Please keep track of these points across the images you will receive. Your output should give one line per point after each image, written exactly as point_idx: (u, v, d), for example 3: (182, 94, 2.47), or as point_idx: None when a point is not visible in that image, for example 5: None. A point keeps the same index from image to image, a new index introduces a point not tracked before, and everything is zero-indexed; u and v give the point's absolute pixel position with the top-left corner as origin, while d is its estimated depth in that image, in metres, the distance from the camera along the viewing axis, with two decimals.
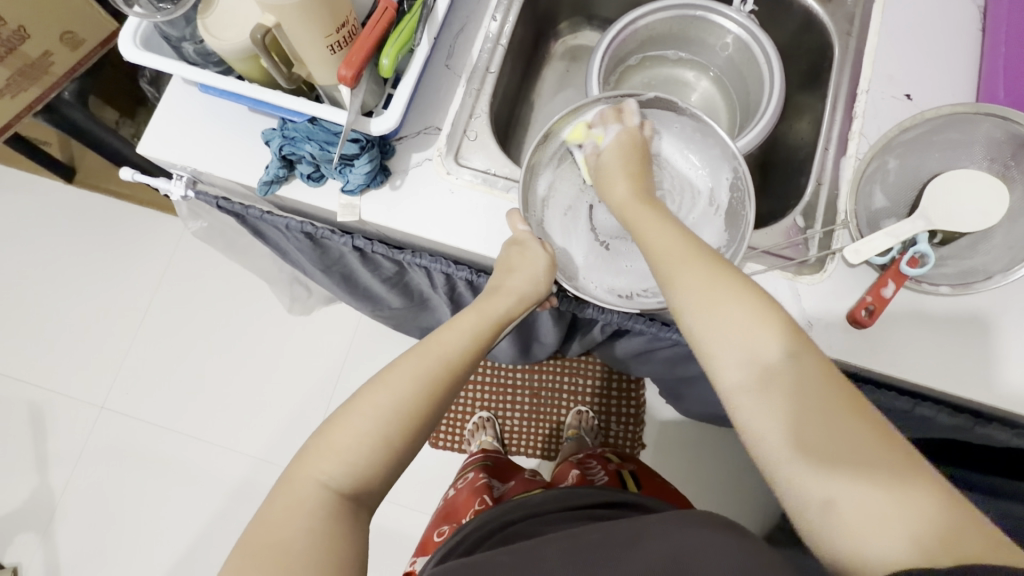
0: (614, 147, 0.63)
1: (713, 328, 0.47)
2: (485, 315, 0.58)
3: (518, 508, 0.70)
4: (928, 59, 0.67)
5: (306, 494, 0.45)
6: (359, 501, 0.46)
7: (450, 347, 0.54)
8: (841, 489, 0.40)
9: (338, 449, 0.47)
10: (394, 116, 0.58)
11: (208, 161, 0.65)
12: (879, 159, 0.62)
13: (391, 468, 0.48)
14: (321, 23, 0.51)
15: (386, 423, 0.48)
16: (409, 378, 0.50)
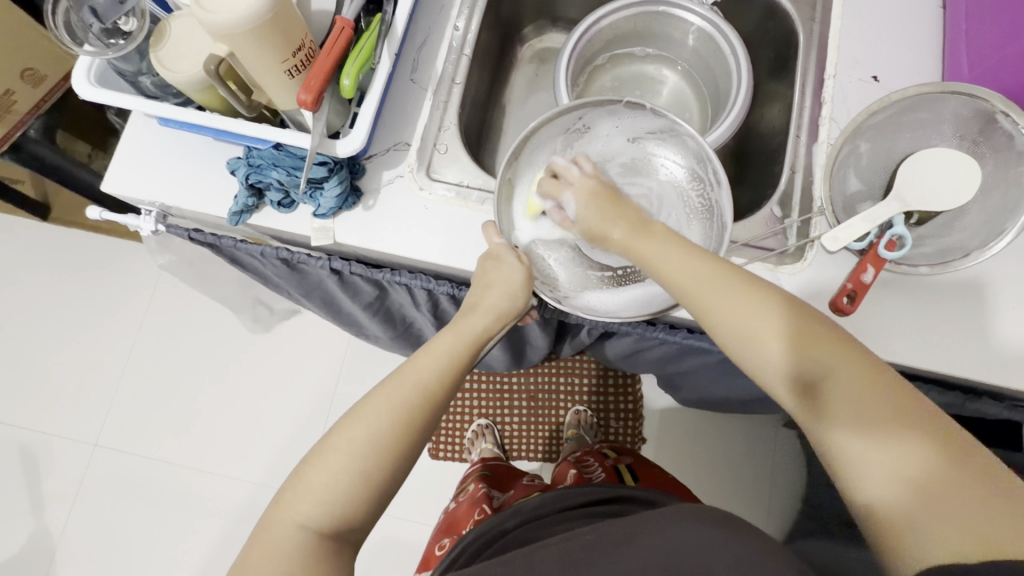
0: (581, 194, 0.59)
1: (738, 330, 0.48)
2: (462, 338, 0.57)
3: (513, 514, 0.69)
4: (892, 40, 0.67)
5: (286, 539, 0.44)
6: (343, 538, 0.46)
7: (427, 373, 0.53)
8: (890, 476, 0.39)
9: (317, 489, 0.46)
10: (360, 136, 0.57)
11: (175, 194, 0.64)
12: (850, 143, 0.62)
13: (373, 504, 0.48)
14: (275, 48, 0.50)
15: (362, 459, 0.47)
16: (386, 411, 0.49)
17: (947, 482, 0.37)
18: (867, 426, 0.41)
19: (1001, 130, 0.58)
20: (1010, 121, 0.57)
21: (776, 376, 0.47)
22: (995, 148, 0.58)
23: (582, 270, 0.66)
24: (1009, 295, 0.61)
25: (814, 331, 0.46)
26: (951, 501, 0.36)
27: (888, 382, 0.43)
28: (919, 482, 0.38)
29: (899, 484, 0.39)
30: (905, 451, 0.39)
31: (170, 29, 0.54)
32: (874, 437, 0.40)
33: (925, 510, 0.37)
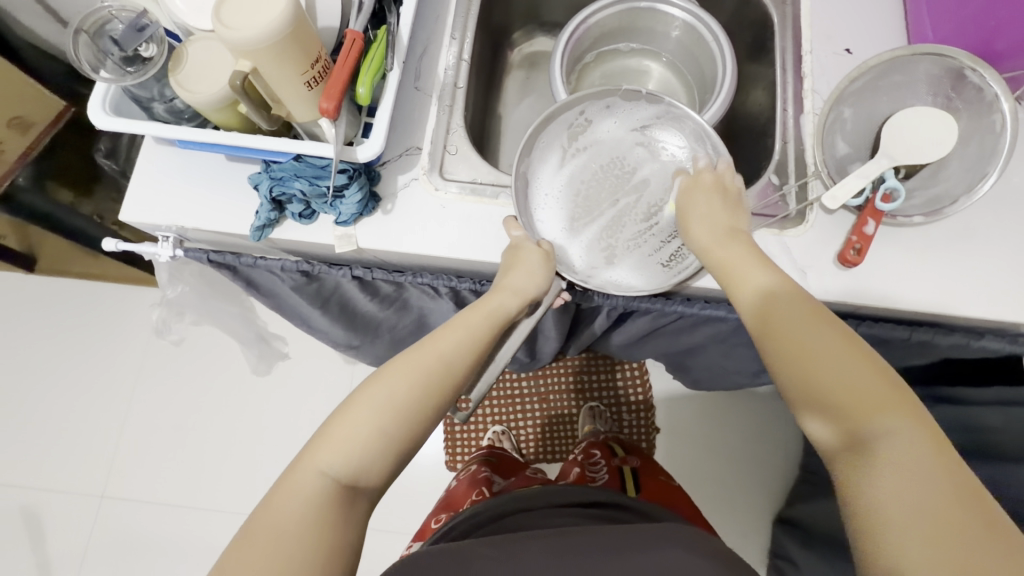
0: (721, 177, 0.63)
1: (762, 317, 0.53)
2: (487, 315, 0.60)
3: (504, 502, 0.73)
4: (859, 15, 0.73)
5: (307, 481, 0.48)
6: (359, 492, 0.49)
7: (451, 347, 0.57)
8: (915, 510, 0.40)
9: (340, 442, 0.49)
10: (378, 141, 0.59)
11: (194, 216, 0.64)
12: (834, 109, 0.67)
13: (390, 462, 0.51)
14: (296, 61, 0.52)
15: (382, 419, 0.51)
16: (413, 378, 0.54)
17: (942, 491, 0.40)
18: (906, 466, 0.41)
19: (970, 84, 0.62)
20: (977, 75, 0.61)
21: (819, 404, 0.47)
22: (967, 101, 0.63)
23: (605, 255, 0.67)
24: (999, 236, 0.65)
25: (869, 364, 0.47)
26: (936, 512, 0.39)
27: (931, 430, 0.43)
28: (939, 524, 0.39)
29: (920, 518, 0.39)
30: (935, 493, 0.40)
31: (187, 53, 0.55)
32: (905, 468, 0.41)
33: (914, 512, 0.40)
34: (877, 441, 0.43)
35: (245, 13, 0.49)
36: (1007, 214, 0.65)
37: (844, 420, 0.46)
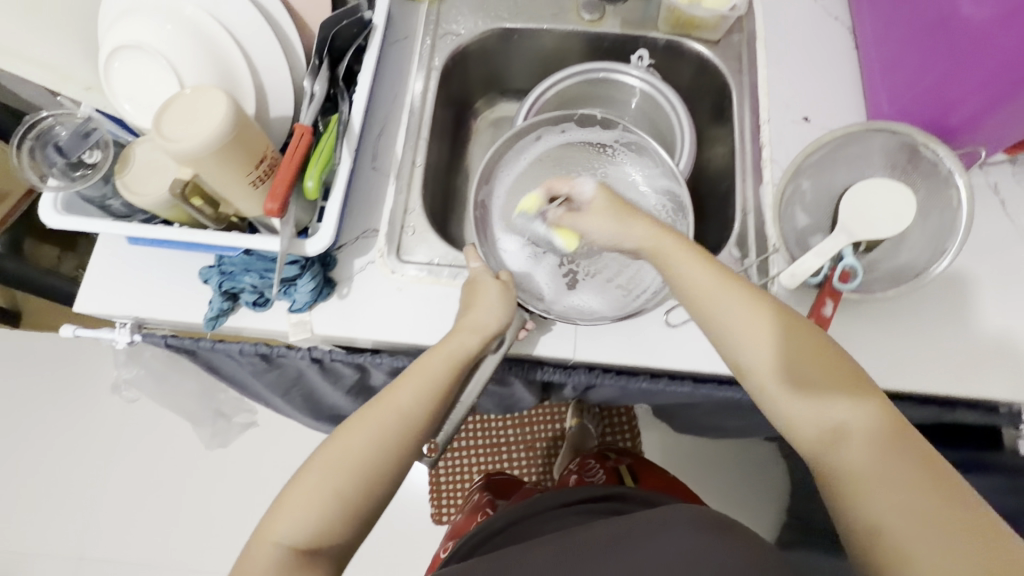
0: (597, 196, 0.62)
1: (733, 340, 0.53)
2: (448, 359, 0.57)
3: (520, 508, 0.74)
4: (814, 85, 0.73)
5: (263, 552, 0.48)
6: (321, 556, 0.49)
7: (411, 399, 0.54)
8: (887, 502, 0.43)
9: (295, 508, 0.49)
10: (327, 234, 0.59)
11: (145, 306, 0.63)
12: (793, 182, 0.65)
13: (351, 523, 0.50)
14: (238, 165, 0.52)
15: (336, 481, 0.50)
16: (370, 436, 0.52)
17: (911, 481, 0.43)
18: (874, 456, 0.45)
19: (926, 159, 0.61)
20: (931, 151, 0.61)
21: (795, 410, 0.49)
22: (923, 174, 0.62)
23: (569, 281, 0.70)
24: (960, 307, 0.64)
25: (841, 384, 0.49)
26: (910, 497, 0.42)
27: (914, 444, 0.45)
28: (921, 511, 0.41)
29: (892, 506, 0.43)
30: (922, 481, 0.43)
31: (133, 154, 0.56)
32: (880, 486, 0.44)
33: (898, 509, 0.42)
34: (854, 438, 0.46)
35: (184, 125, 0.49)
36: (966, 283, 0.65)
37: (825, 420, 0.48)
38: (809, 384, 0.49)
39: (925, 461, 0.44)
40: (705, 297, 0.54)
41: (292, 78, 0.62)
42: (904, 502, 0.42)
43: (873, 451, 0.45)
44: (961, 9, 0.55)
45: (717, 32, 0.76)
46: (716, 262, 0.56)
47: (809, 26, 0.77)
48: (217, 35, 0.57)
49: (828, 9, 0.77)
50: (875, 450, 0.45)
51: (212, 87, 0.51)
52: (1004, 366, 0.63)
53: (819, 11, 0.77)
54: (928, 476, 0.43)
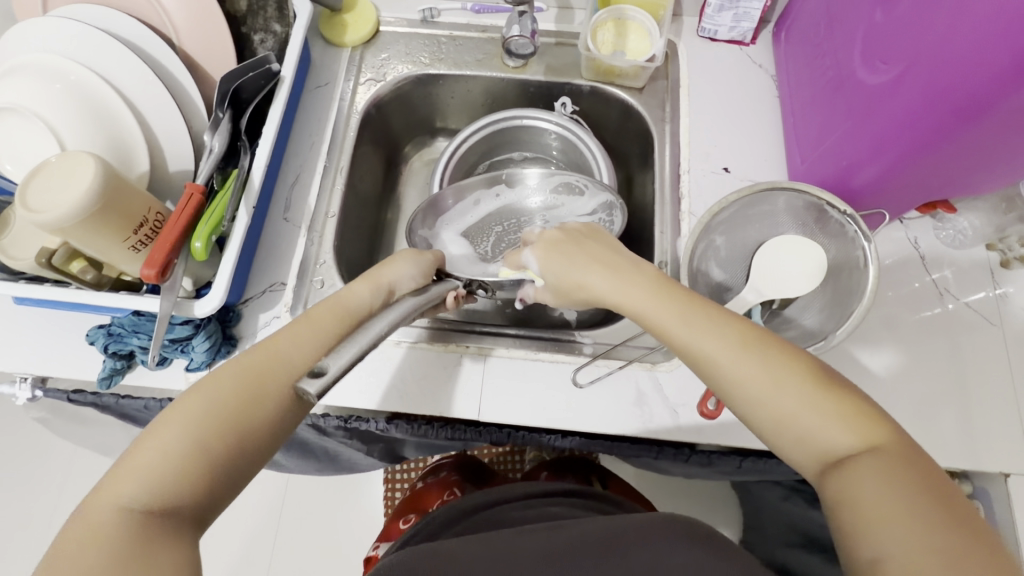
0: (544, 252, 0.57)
1: (696, 354, 0.45)
2: (338, 313, 0.49)
3: (483, 497, 0.71)
4: (734, 135, 0.72)
5: (102, 521, 0.34)
6: (189, 522, 0.36)
7: (302, 346, 0.45)
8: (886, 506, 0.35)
9: (152, 461, 0.36)
10: (218, 294, 0.57)
11: (35, 366, 0.61)
12: (705, 238, 0.64)
13: (228, 486, 0.38)
14: (113, 232, 0.50)
15: (209, 429, 0.38)
16: (248, 383, 0.41)
17: (916, 502, 0.35)
18: (886, 482, 0.36)
19: (833, 219, 0.60)
20: (837, 212, 0.59)
21: (769, 416, 0.41)
22: (830, 234, 0.61)
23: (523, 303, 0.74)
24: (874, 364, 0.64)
25: (804, 388, 0.41)
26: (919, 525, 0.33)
27: (904, 456, 0.37)
28: (925, 519, 0.34)
29: (910, 538, 0.33)
30: (914, 483, 0.36)
31: (12, 217, 0.55)
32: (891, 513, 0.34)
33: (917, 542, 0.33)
34: (837, 443, 0.39)
35: (47, 196, 0.48)
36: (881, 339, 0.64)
37: (801, 430, 0.40)
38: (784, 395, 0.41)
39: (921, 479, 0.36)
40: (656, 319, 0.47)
41: (190, 133, 0.61)
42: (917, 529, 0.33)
43: (876, 481, 0.36)
44: (857, 71, 0.55)
45: (639, 80, 0.75)
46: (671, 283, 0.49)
47: (732, 74, 0.76)
48: (107, 95, 0.57)
49: (753, 58, 0.77)
50: (879, 477, 0.36)
51: (81, 153, 0.50)
52: (924, 429, 0.61)
53: (742, 60, 0.77)
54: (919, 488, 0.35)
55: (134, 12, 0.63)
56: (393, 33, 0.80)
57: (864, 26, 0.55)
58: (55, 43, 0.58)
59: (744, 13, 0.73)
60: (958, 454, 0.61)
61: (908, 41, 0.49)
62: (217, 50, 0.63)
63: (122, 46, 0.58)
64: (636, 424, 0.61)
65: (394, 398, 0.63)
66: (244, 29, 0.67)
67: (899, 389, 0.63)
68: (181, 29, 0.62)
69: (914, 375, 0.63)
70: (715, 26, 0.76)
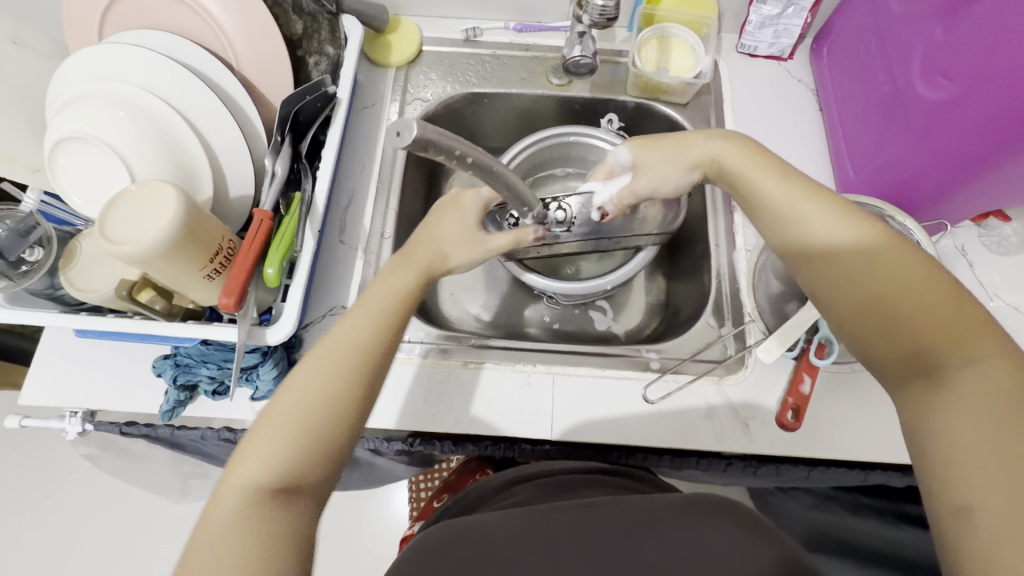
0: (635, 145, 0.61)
1: (789, 229, 0.49)
2: (397, 296, 0.51)
3: (526, 469, 0.64)
4: (782, 149, 0.74)
5: (225, 501, 0.41)
6: (295, 497, 0.43)
7: (361, 334, 0.48)
8: (976, 428, 0.37)
9: (257, 451, 0.43)
10: (289, 322, 0.56)
11: (94, 399, 0.60)
12: (766, 251, 0.66)
13: (319, 464, 0.44)
14: (192, 260, 0.50)
15: (302, 419, 0.44)
16: (320, 378, 0.46)
17: (1008, 411, 0.36)
18: (981, 388, 0.38)
19: (894, 230, 0.61)
20: (897, 223, 0.60)
21: (862, 295, 0.44)
22: None
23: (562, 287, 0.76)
24: None
25: (915, 279, 0.43)
26: (997, 424, 0.36)
27: (1011, 368, 0.38)
28: (1012, 450, 0.35)
29: (982, 433, 0.36)
30: (1015, 408, 0.36)
31: (79, 249, 0.54)
32: (973, 405, 0.37)
33: (990, 434, 0.36)
34: (934, 356, 0.40)
35: (129, 227, 0.46)
36: None
37: (901, 336, 0.42)
38: (882, 284, 0.43)
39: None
40: (753, 203, 0.52)
41: (252, 158, 0.60)
42: (995, 429, 0.36)
43: (981, 383, 0.38)
44: (915, 87, 0.57)
45: (685, 96, 0.76)
46: (784, 168, 0.52)
47: (775, 89, 0.78)
48: (171, 121, 0.56)
49: (792, 72, 0.78)
50: (985, 382, 0.38)
51: (160, 182, 0.49)
52: None
53: (783, 74, 0.78)
54: (1014, 399, 0.37)
55: (192, 37, 0.62)
56: (436, 53, 0.79)
57: (923, 43, 0.56)
58: (115, 70, 0.57)
59: (784, 29, 0.75)
60: None
61: (975, 59, 0.50)
62: (275, 74, 0.62)
63: (183, 70, 0.57)
64: (707, 438, 0.62)
65: (464, 419, 0.63)
66: (299, 53, 0.66)
67: None
68: (239, 53, 0.61)
69: None
70: (756, 42, 0.77)
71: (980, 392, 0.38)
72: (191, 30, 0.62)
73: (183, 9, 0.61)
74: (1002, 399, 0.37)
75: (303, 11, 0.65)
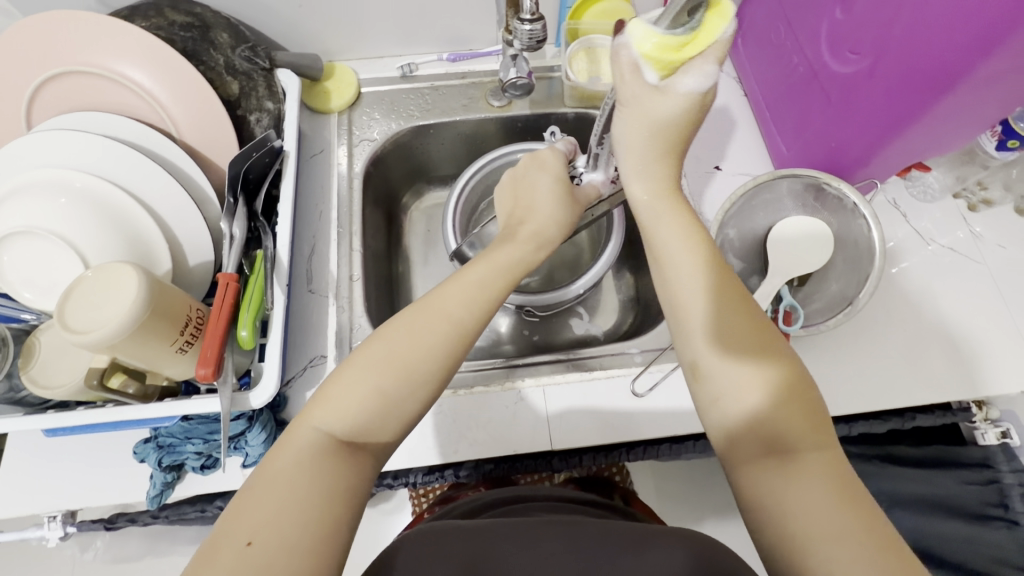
0: (688, 95, 0.52)
1: (675, 282, 0.48)
2: (498, 267, 0.51)
3: (516, 491, 0.63)
4: (717, 134, 0.78)
5: (300, 438, 0.41)
6: (360, 453, 0.41)
7: (458, 303, 0.47)
8: (822, 506, 0.38)
9: (342, 398, 0.42)
10: (271, 382, 0.55)
11: (71, 498, 0.57)
12: (720, 234, 0.68)
13: (395, 425, 0.43)
14: (161, 337, 0.48)
15: (388, 378, 0.43)
16: (421, 338, 0.44)
17: (846, 519, 0.37)
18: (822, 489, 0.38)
19: (831, 195, 0.67)
20: (835, 188, 0.66)
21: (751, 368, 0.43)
22: (832, 210, 0.67)
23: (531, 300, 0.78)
24: (892, 319, 0.70)
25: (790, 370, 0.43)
26: (836, 526, 0.37)
27: (850, 482, 0.39)
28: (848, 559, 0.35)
29: (823, 532, 0.37)
30: (853, 520, 0.37)
31: (38, 346, 0.52)
32: (817, 507, 0.38)
33: (830, 535, 0.36)
34: (795, 443, 0.40)
35: (91, 313, 0.45)
36: (890, 296, 0.71)
37: (773, 417, 0.41)
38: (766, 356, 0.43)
39: (861, 508, 0.38)
40: (659, 246, 0.51)
41: (207, 223, 0.59)
42: (831, 531, 0.37)
43: (822, 484, 0.38)
44: (828, 64, 0.62)
45: None
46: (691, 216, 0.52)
47: None
48: (117, 199, 0.55)
49: None
50: (825, 484, 0.38)
51: (118, 264, 0.47)
52: (950, 369, 0.67)
53: None
54: (847, 508, 0.37)
55: (128, 112, 0.61)
56: (376, 93, 0.81)
57: (826, 23, 0.62)
58: (48, 156, 0.55)
59: None
60: (988, 384, 0.66)
61: (872, 34, 0.55)
62: (218, 136, 0.62)
63: (124, 146, 0.56)
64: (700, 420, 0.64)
65: (462, 446, 0.63)
66: (239, 112, 0.66)
67: (918, 337, 0.69)
68: (178, 121, 0.61)
69: (929, 321, 0.69)
70: None
71: (819, 494, 0.38)
72: (123, 104, 0.61)
73: (113, 85, 0.60)
74: (840, 502, 0.38)
75: (236, 71, 0.65)
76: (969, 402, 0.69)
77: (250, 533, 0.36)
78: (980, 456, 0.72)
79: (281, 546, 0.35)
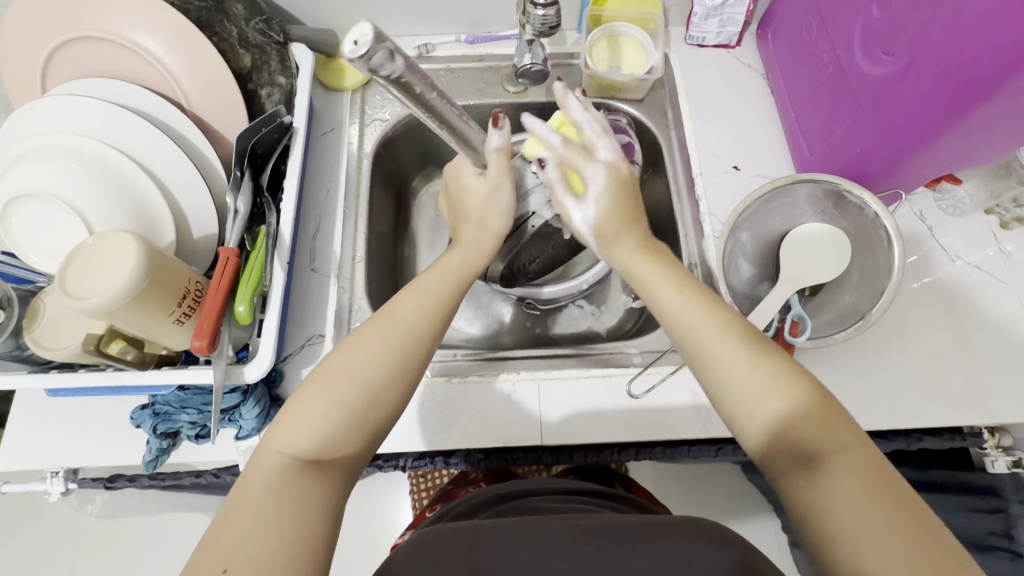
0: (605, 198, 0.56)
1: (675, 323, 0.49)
2: (449, 273, 0.53)
3: (511, 487, 0.62)
4: (741, 133, 0.75)
5: (265, 464, 0.40)
6: (328, 470, 0.41)
7: (411, 310, 0.48)
8: (860, 512, 0.38)
9: (302, 417, 0.42)
10: (266, 356, 0.55)
11: (72, 456, 0.58)
12: (733, 237, 0.65)
13: (359, 440, 0.43)
14: (158, 306, 0.49)
15: (353, 390, 0.43)
16: (373, 350, 0.45)
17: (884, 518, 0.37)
18: (857, 493, 0.38)
19: (852, 204, 0.63)
20: (855, 197, 0.62)
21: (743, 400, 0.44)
22: (852, 218, 0.64)
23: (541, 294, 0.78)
24: (909, 336, 0.67)
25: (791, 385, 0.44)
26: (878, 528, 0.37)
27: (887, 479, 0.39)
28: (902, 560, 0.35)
29: (869, 538, 0.37)
30: (892, 516, 0.37)
31: (42, 307, 0.54)
32: (857, 510, 0.38)
33: (877, 537, 0.37)
34: (816, 450, 0.41)
35: (91, 279, 0.46)
36: (908, 313, 0.68)
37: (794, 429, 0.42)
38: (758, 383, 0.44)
39: (900, 503, 0.38)
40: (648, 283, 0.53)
41: (213, 197, 0.60)
42: (875, 533, 0.37)
43: (856, 488, 0.39)
44: (859, 65, 0.59)
45: (639, 92, 0.77)
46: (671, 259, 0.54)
47: (727, 75, 0.79)
48: (124, 167, 0.55)
49: (741, 59, 0.80)
50: (860, 488, 0.39)
51: (119, 232, 0.48)
52: (964, 393, 0.64)
53: (732, 62, 0.80)
54: (885, 507, 0.38)
55: (141, 80, 0.62)
56: None
57: (861, 21, 0.58)
58: (61, 121, 0.56)
59: (729, 18, 0.76)
60: (1004, 411, 0.63)
61: (908, 34, 0.52)
62: (228, 110, 0.61)
63: (134, 115, 0.56)
64: (696, 426, 0.62)
65: (452, 434, 0.63)
66: (250, 86, 0.65)
67: (934, 356, 0.66)
68: (188, 91, 0.61)
69: (951, 343, 0.66)
70: (703, 33, 0.78)
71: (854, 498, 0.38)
72: (137, 73, 0.61)
73: (128, 53, 0.60)
74: (878, 500, 0.38)
75: (250, 44, 0.65)
76: (981, 428, 0.66)
77: (225, 558, 0.35)
78: (988, 484, 0.69)
79: (259, 569, 0.35)
